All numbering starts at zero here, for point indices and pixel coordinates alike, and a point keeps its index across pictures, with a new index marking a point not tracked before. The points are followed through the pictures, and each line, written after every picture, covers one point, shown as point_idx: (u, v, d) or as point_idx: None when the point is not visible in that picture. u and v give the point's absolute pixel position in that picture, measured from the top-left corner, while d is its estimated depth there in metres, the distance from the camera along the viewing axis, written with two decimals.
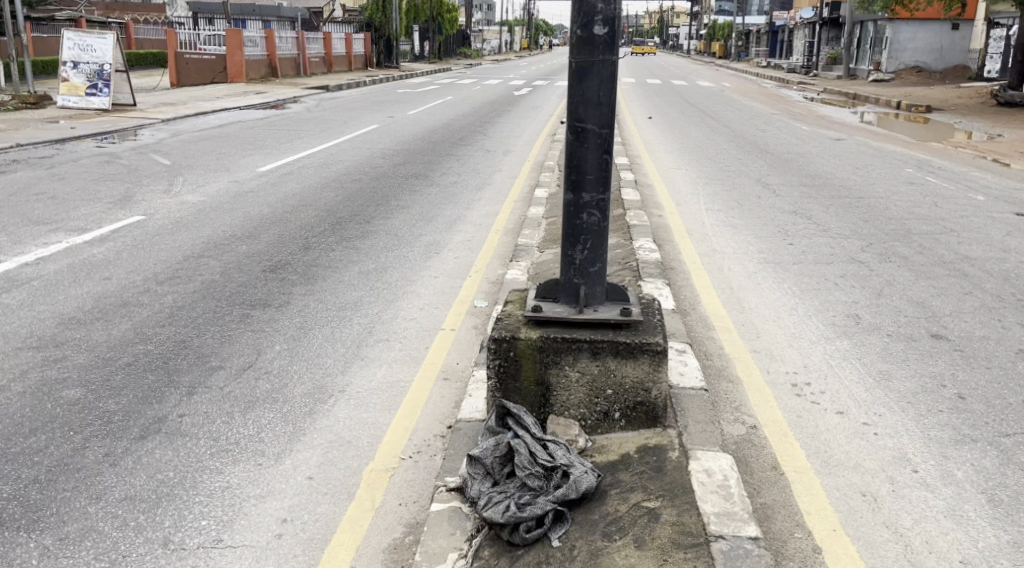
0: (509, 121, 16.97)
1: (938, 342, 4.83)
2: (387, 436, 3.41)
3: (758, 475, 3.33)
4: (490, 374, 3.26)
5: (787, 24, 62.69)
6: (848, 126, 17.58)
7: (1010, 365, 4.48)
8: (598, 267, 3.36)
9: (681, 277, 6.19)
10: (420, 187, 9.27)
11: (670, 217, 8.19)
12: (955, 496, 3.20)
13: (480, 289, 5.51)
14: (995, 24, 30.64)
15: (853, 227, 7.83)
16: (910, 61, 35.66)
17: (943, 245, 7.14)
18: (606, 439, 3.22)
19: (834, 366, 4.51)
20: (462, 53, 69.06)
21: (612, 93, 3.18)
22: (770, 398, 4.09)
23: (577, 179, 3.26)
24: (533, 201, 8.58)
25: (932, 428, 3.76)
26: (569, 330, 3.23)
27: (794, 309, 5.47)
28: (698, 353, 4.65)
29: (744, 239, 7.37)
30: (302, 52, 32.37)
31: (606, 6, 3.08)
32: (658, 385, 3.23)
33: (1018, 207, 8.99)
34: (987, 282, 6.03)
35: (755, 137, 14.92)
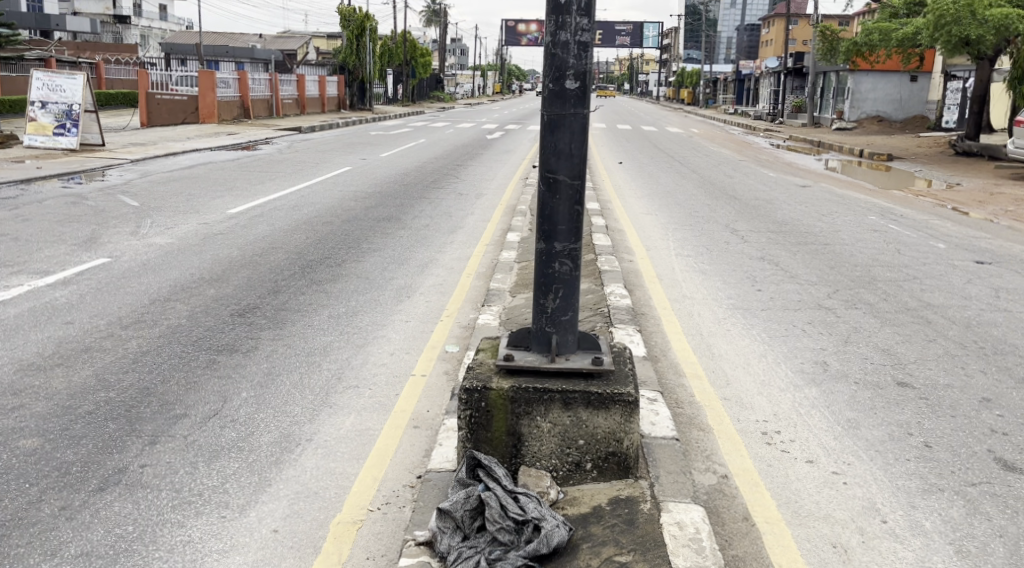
0: (480, 165, 17.09)
1: (904, 390, 4.88)
2: (355, 487, 3.35)
3: (730, 526, 3.31)
4: (461, 425, 3.22)
5: (753, 73, 64.35)
6: (815, 174, 17.95)
7: (974, 414, 4.53)
8: (569, 316, 3.36)
9: (652, 322, 6.22)
10: (392, 231, 9.25)
11: (640, 263, 8.25)
12: (924, 547, 3.21)
13: (451, 334, 5.48)
14: (952, 76, 31.68)
15: (820, 274, 7.94)
16: (871, 110, 36.68)
17: (906, 293, 7.27)
18: (577, 491, 3.19)
19: (803, 413, 4.53)
20: (434, 95, 69.83)
21: (583, 146, 3.22)
22: (740, 446, 4.09)
23: (549, 229, 3.28)
24: (505, 244, 8.61)
25: (900, 477, 3.79)
26: (540, 380, 3.21)
27: (763, 356, 5.50)
28: (669, 401, 4.64)
29: (714, 285, 7.44)
30: (275, 93, 32.48)
31: (577, 61, 3.12)
32: (629, 435, 3.22)
33: (978, 254, 9.20)
34: (949, 329, 6.14)
35: (723, 183, 15.17)
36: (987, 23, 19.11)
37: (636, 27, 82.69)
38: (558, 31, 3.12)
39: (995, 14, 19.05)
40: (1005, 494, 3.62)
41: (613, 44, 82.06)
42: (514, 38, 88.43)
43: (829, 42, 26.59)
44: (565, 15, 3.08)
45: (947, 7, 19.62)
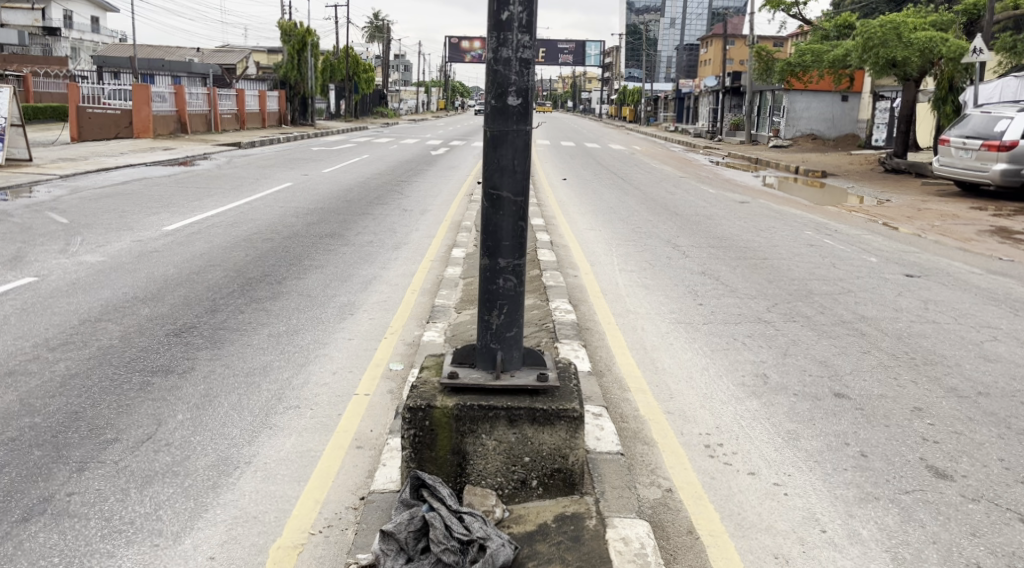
0: (424, 181, 17.03)
1: (841, 401, 4.99)
2: (295, 510, 3.26)
3: (674, 540, 3.33)
4: (405, 444, 3.17)
5: (692, 92, 65.83)
6: (752, 190, 18.37)
7: (906, 423, 4.65)
8: (514, 332, 3.35)
9: (596, 337, 6.25)
10: (335, 247, 9.13)
11: (585, 278, 8.30)
12: (862, 555, 3.27)
13: (395, 352, 5.42)
14: (881, 96, 32.85)
15: (759, 288, 8.09)
16: (806, 128, 37.78)
17: (842, 306, 7.46)
18: (522, 509, 3.17)
19: (745, 425, 4.60)
20: (377, 111, 69.56)
21: (526, 162, 3.23)
22: (684, 459, 4.13)
23: (493, 245, 3.27)
24: (450, 260, 8.57)
25: (838, 486, 3.86)
26: (485, 397, 3.19)
27: (705, 369, 5.57)
28: (614, 416, 4.66)
29: (657, 299, 7.52)
30: (214, 108, 31.91)
31: (519, 78, 3.12)
32: (574, 451, 3.21)
33: (908, 268, 9.51)
34: (883, 341, 6.31)
35: (665, 199, 15.41)
36: (912, 46, 19.88)
37: (578, 46, 83.79)
38: (499, 48, 3.12)
39: (919, 37, 19.85)
40: (936, 501, 3.72)
41: (556, 62, 83.10)
42: (458, 54, 88.78)
43: (764, 63, 27.32)
44: (506, 32, 3.09)
45: (875, 29, 20.44)
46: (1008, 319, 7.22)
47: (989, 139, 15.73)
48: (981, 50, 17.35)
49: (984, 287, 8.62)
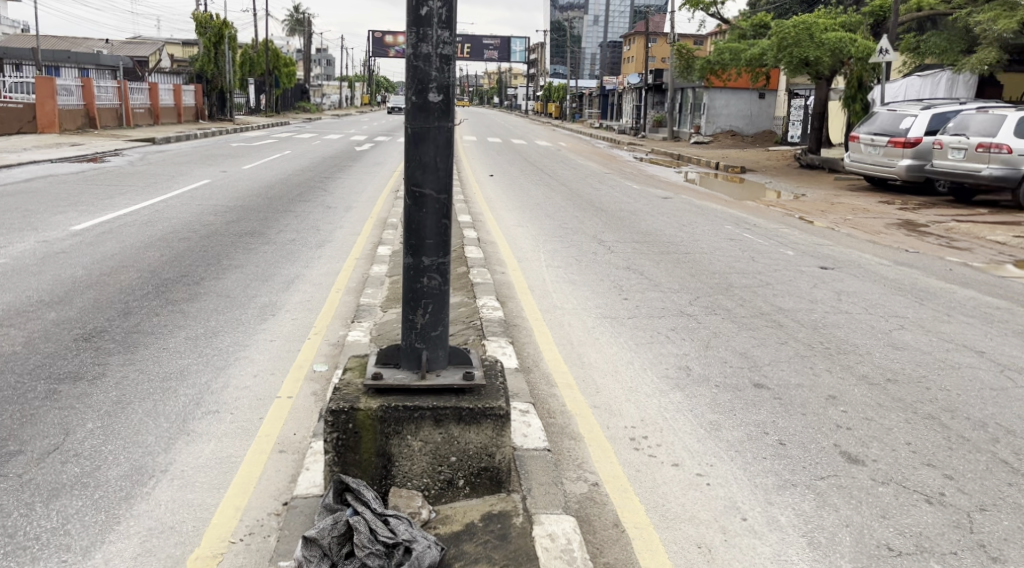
0: (348, 177, 16.78)
1: (760, 391, 5.13)
2: (215, 518, 3.17)
3: (601, 534, 3.37)
4: (327, 448, 3.11)
5: (616, 89, 66.77)
6: (675, 186, 18.71)
7: (822, 410, 4.82)
8: (440, 330, 3.32)
9: (524, 334, 6.26)
10: (256, 246, 8.90)
11: (512, 275, 8.32)
12: (780, 541, 3.37)
13: (319, 353, 5.32)
14: (796, 94, 33.97)
15: (682, 282, 8.26)
16: (725, 125, 38.75)
17: (760, 298, 7.67)
18: (449, 508, 3.16)
19: (669, 418, 4.69)
20: (299, 106, 68.25)
21: (449, 159, 3.20)
22: (610, 453, 4.18)
23: (417, 243, 3.23)
24: (375, 258, 8.47)
25: (758, 475, 3.97)
26: (410, 397, 3.15)
27: (630, 363, 5.65)
28: (541, 412, 4.68)
29: (583, 294, 7.60)
30: (125, 102, 30.74)
31: (439, 74, 3.10)
32: (501, 449, 3.21)
33: (822, 261, 9.85)
34: (799, 332, 6.53)
35: (590, 195, 15.56)
36: (823, 46, 20.60)
37: (503, 42, 83.57)
38: (419, 43, 3.08)
39: (830, 38, 20.56)
40: (849, 485, 3.87)
41: (481, 59, 83.01)
42: (382, 49, 87.93)
43: (685, 60, 27.87)
44: (426, 28, 3.05)
45: (788, 30, 21.12)
46: (915, 309, 7.55)
47: (895, 136, 16.41)
48: (887, 50, 18.01)
49: (892, 278, 8.99)
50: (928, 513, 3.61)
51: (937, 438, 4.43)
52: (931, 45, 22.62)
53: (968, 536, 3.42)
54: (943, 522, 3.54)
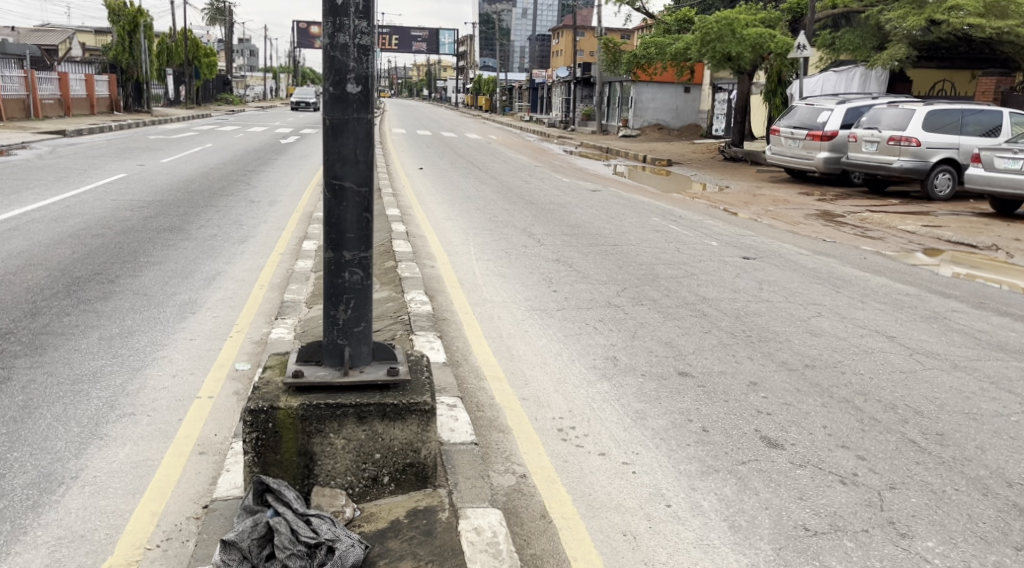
0: (272, 170, 16.41)
1: (684, 379, 5.24)
2: (129, 525, 3.06)
3: (528, 525, 3.39)
4: (247, 448, 3.04)
5: (545, 82, 67.08)
6: (603, 179, 18.92)
7: (743, 397, 4.95)
8: (362, 326, 3.27)
9: (452, 327, 6.24)
10: (175, 242, 8.62)
11: (442, 268, 8.27)
12: (703, 526, 3.45)
13: (241, 351, 5.19)
14: (719, 89, 34.80)
15: (609, 273, 8.37)
16: (652, 119, 39.37)
17: (685, 288, 7.83)
18: (374, 506, 3.13)
19: (596, 408, 4.74)
20: (221, 98, 66.37)
21: (369, 151, 3.16)
22: (538, 444, 4.21)
23: (337, 238, 3.18)
24: (301, 254, 8.32)
25: (682, 462, 4.05)
26: (332, 395, 3.10)
27: (559, 354, 5.70)
28: (469, 406, 4.67)
29: (512, 287, 7.62)
30: (33, 93, 29.37)
31: (357, 64, 3.05)
32: (426, 445, 3.19)
33: (744, 251, 10.11)
34: (722, 321, 6.69)
35: (520, 189, 15.59)
36: (744, 41, 21.26)
37: (431, 33, 82.68)
38: (336, 33, 3.03)
39: (751, 34, 21.24)
40: (768, 469, 3.98)
41: (409, 50, 82.08)
42: (307, 40, 86.19)
43: (611, 54, 28.21)
44: (343, 17, 3.01)
45: (711, 25, 21.54)
46: (832, 296, 7.83)
47: (814, 129, 16.99)
48: (804, 46, 18.60)
49: (811, 267, 9.29)
50: (842, 493, 3.75)
51: (851, 421, 4.60)
52: (845, 42, 23.47)
53: (879, 513, 3.57)
54: (856, 501, 3.68)
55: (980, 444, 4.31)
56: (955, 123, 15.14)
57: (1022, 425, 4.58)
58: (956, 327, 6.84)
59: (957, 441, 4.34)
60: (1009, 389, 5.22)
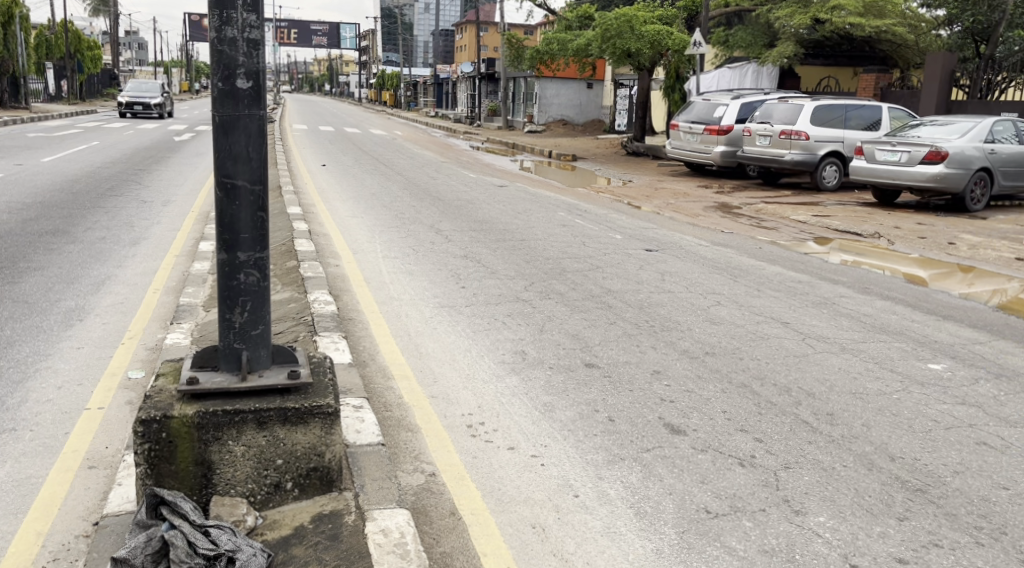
0: (165, 169, 15.74)
1: (591, 370, 5.33)
2: (11, 547, 2.89)
3: (438, 524, 3.38)
4: (139, 460, 2.91)
5: (450, 78, 66.81)
6: (509, 174, 19.01)
7: (647, 386, 5.07)
8: (260, 329, 3.17)
9: (359, 327, 6.15)
10: (59, 246, 8.18)
11: (346, 267, 8.13)
12: (610, 514, 3.51)
13: (135, 358, 4.98)
14: (621, 85, 35.43)
15: (517, 268, 8.41)
16: (557, 114, 39.77)
17: (591, 281, 7.95)
18: (277, 513, 3.06)
19: (505, 402, 4.76)
20: (108, 93, 63.07)
21: (261, 148, 3.07)
22: (447, 442, 4.19)
23: (230, 238, 3.08)
24: (197, 255, 8.03)
25: (589, 452, 4.12)
26: (230, 400, 3.00)
27: (467, 351, 5.69)
28: (377, 406, 4.60)
29: (419, 284, 7.56)
30: None
31: (247, 60, 2.96)
32: (331, 448, 3.13)
33: (647, 243, 10.35)
34: (626, 312, 6.83)
35: (426, 184, 15.50)
36: (643, 38, 21.67)
37: (332, 28, 80.74)
38: (223, 26, 2.93)
39: (649, 31, 21.65)
40: (672, 455, 4.09)
41: (308, 44, 79.88)
42: (200, 33, 83.07)
43: (515, 50, 28.35)
44: (229, 10, 2.91)
45: (611, 22, 21.93)
46: (730, 285, 8.09)
47: (710, 124, 17.53)
48: (701, 43, 19.02)
49: (710, 258, 9.57)
50: (741, 475, 3.89)
51: (749, 404, 4.78)
52: (738, 39, 24.34)
53: (775, 492, 3.72)
54: (754, 482, 3.83)
55: (866, 422, 4.54)
56: (840, 118, 15.91)
57: (903, 402, 4.87)
58: (844, 311, 7.20)
59: (844, 420, 4.57)
60: (892, 368, 5.53)
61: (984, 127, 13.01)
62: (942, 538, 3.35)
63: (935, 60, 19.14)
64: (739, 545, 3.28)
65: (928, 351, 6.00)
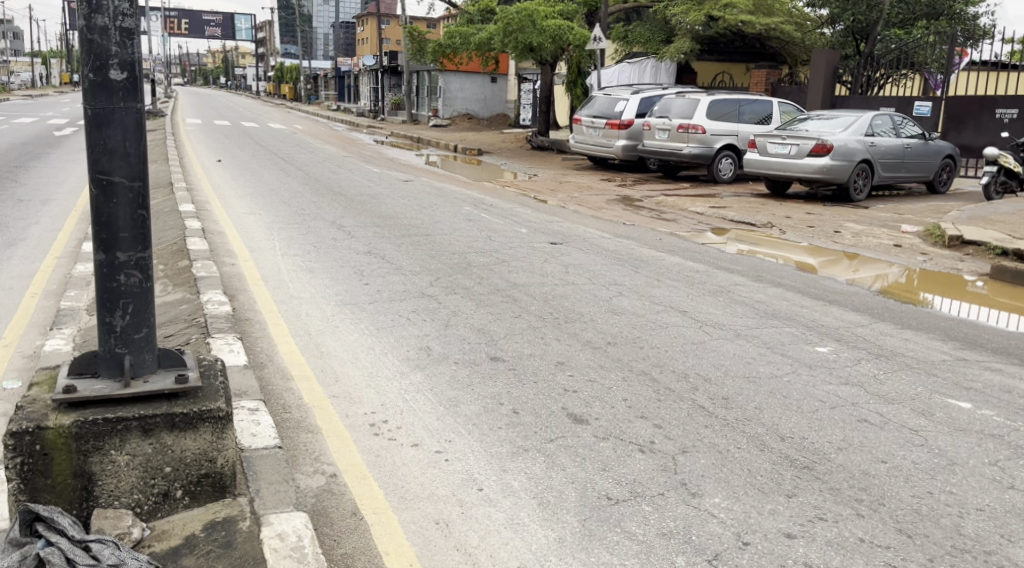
0: (46, 166, 14.89)
1: (495, 364, 5.35)
2: None
3: (338, 525, 3.32)
4: (11, 475, 2.75)
5: (352, 71, 65.56)
6: (414, 168, 18.86)
7: (551, 377, 5.13)
8: (145, 332, 3.03)
9: (257, 327, 5.98)
10: None
11: (242, 266, 7.90)
12: (513, 506, 3.53)
13: (10, 368, 4.69)
14: (524, 79, 35.61)
15: (422, 264, 8.34)
16: (461, 109, 39.64)
17: (496, 275, 7.97)
18: (166, 523, 2.95)
19: (408, 399, 4.71)
20: None
21: (140, 142, 2.93)
22: (349, 441, 4.12)
23: (107, 237, 2.93)
24: (80, 257, 7.63)
25: (493, 445, 4.13)
26: (111, 408, 2.87)
27: (371, 348, 5.61)
28: (275, 408, 4.49)
29: (320, 282, 7.41)
30: None
31: (121, 49, 2.81)
32: (223, 453, 3.04)
33: (551, 237, 10.46)
34: (531, 305, 6.88)
35: (327, 180, 15.20)
36: (544, 33, 21.82)
37: (226, 18, 77.82)
38: (93, 14, 2.77)
39: (550, 25, 21.82)
40: (574, 444, 4.15)
41: (201, 35, 76.89)
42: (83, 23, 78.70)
43: (417, 43, 28.05)
44: None
45: (513, 16, 21.99)
46: (632, 276, 8.26)
47: (611, 119, 17.86)
48: (600, 38, 19.29)
49: (612, 250, 9.75)
50: (641, 461, 3.98)
51: (648, 392, 4.90)
52: (637, 35, 24.81)
53: (673, 476, 3.82)
54: (654, 467, 3.92)
55: (758, 405, 4.72)
56: (733, 113, 16.47)
57: (793, 384, 5.08)
58: (739, 299, 7.46)
59: (739, 404, 4.73)
60: (782, 352, 5.76)
61: (864, 121, 13.72)
62: (826, 512, 3.52)
63: (820, 57, 20.03)
64: (639, 530, 3.35)
65: (816, 334, 6.29)
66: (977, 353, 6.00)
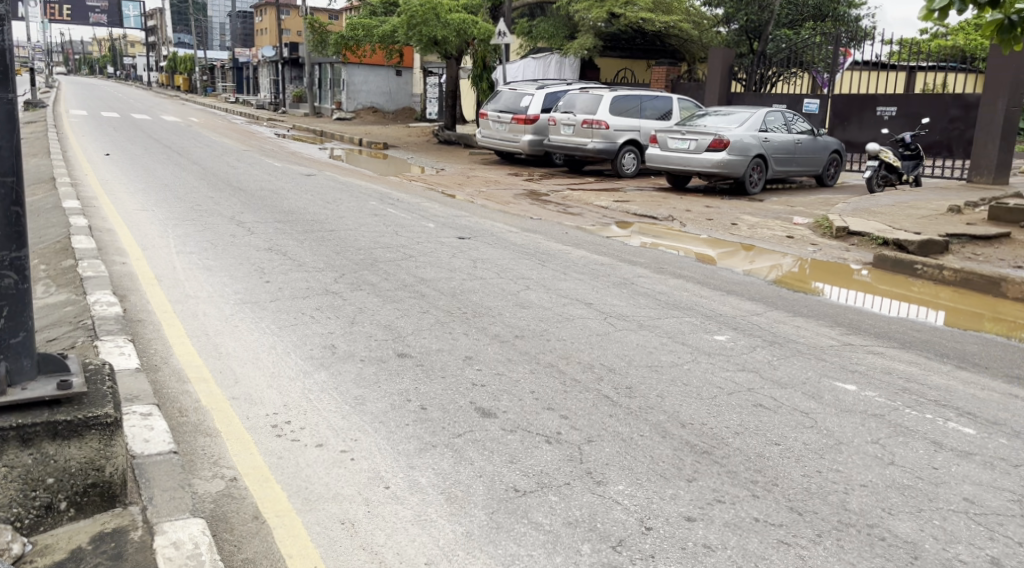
0: None
1: (403, 360, 5.29)
2: None
3: (239, 530, 3.23)
4: None
5: (251, 62, 63.52)
6: (317, 163, 18.47)
7: (459, 371, 5.13)
8: (22, 337, 2.86)
9: (150, 329, 5.74)
10: None
11: (134, 265, 7.55)
12: (420, 502, 3.51)
13: None
14: (430, 73, 35.36)
15: (326, 260, 8.18)
16: (365, 102, 39.03)
17: (403, 271, 7.89)
18: (50, 537, 2.80)
19: (312, 399, 4.61)
20: None
21: (12, 134, 2.76)
22: (250, 443, 4.01)
23: None
24: None
25: (400, 442, 4.09)
26: None
27: (272, 348, 5.46)
28: (170, 412, 4.32)
29: (218, 280, 7.16)
30: None
31: None
32: (111, 462, 2.91)
33: (459, 231, 10.44)
34: (439, 300, 6.84)
35: (226, 174, 14.71)
36: (449, 26, 21.72)
37: (113, 5, 74.00)
38: None
39: (454, 19, 21.73)
40: (482, 439, 4.15)
41: (86, 22, 72.88)
42: None
43: (318, 35, 27.43)
44: None
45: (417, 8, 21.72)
46: (539, 270, 8.34)
47: (517, 113, 17.96)
48: (505, 33, 19.31)
49: (519, 244, 9.81)
50: (548, 452, 4.02)
51: (555, 383, 4.95)
52: (542, 31, 24.64)
53: (579, 466, 3.87)
54: (560, 457, 3.97)
55: (661, 393, 4.84)
56: (635, 108, 16.81)
57: (693, 371, 5.24)
58: (642, 290, 7.64)
59: (642, 393, 4.84)
60: (682, 341, 5.93)
61: (758, 117, 14.26)
62: (723, 494, 3.64)
63: (716, 55, 20.67)
64: (545, 520, 3.38)
65: (715, 324, 6.49)
66: (861, 338, 6.32)
